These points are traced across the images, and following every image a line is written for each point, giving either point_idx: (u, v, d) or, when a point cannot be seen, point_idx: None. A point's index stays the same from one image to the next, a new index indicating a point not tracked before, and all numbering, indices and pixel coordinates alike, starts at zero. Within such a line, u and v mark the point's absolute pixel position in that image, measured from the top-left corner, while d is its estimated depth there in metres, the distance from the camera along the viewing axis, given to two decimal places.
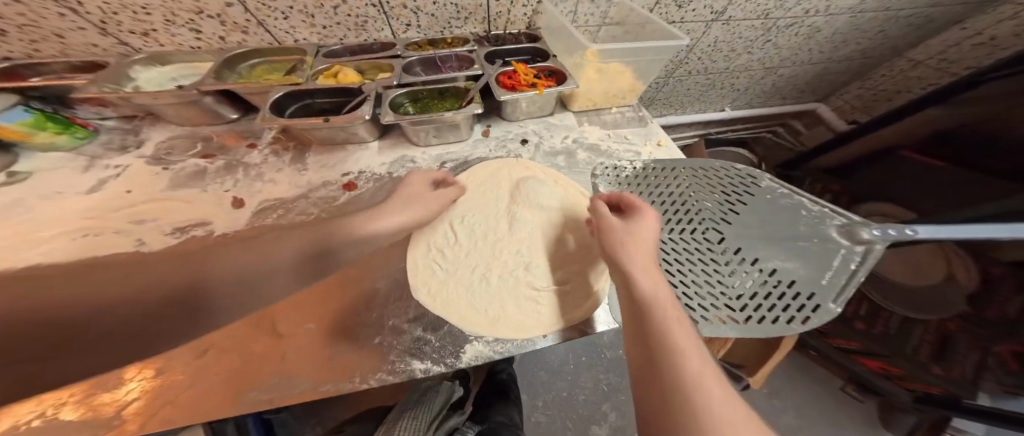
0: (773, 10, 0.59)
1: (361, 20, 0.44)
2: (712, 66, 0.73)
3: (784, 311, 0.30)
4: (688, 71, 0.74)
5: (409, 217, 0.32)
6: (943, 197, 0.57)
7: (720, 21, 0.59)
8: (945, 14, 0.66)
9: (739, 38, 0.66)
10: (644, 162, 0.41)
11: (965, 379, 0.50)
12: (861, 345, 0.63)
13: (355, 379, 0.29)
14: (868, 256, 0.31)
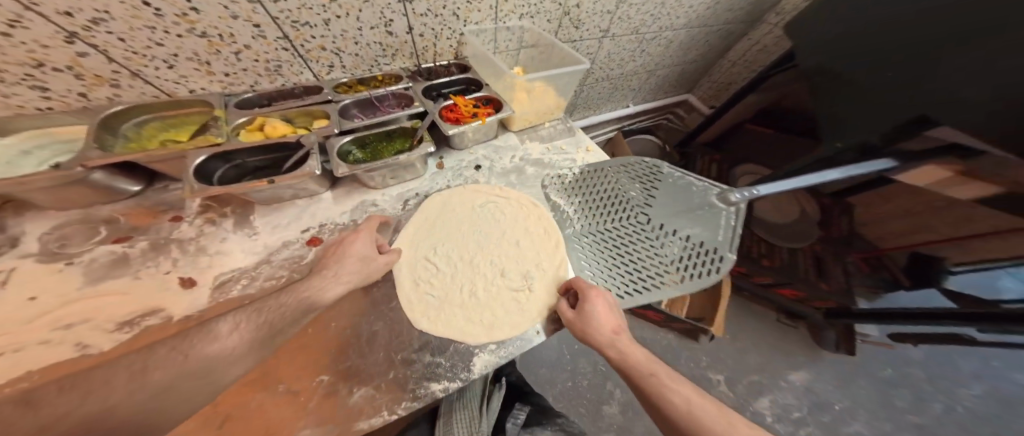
0: (640, 28, 0.75)
1: (273, 65, 0.41)
2: (611, 73, 0.89)
3: (705, 264, 0.40)
4: (596, 79, 0.88)
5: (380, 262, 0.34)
6: (780, 155, 0.80)
7: (607, 37, 0.73)
8: (737, 30, 0.93)
9: (624, 50, 0.81)
10: (580, 168, 0.50)
11: (840, 289, 0.83)
12: (771, 278, 0.89)
13: (383, 413, 0.28)
14: (739, 212, 0.44)
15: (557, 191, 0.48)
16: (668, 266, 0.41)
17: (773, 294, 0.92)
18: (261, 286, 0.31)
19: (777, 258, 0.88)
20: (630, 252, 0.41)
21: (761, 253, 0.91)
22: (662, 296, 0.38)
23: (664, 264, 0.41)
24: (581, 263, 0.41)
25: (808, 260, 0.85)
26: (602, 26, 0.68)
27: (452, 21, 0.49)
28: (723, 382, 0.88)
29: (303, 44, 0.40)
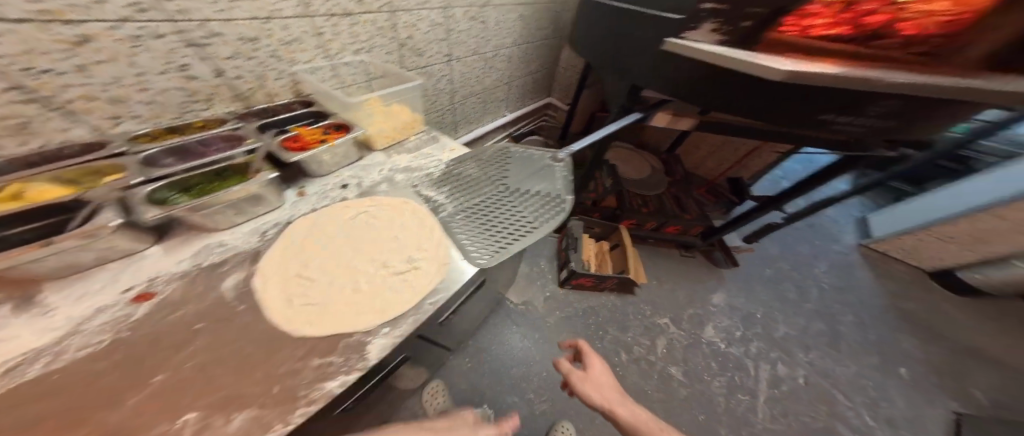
0: (477, 50, 0.92)
1: (22, 122, 0.34)
2: (474, 89, 1.05)
3: (555, 207, 0.52)
4: (463, 96, 1.02)
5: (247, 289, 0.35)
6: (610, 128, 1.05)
7: (454, 60, 0.86)
8: (553, 43, 1.24)
9: (475, 70, 0.98)
10: (445, 164, 0.58)
11: (697, 214, 1.35)
12: (653, 220, 1.32)
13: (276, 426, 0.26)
14: (568, 165, 0.59)
15: (428, 186, 0.54)
16: (530, 217, 0.51)
17: (664, 232, 1.37)
18: (74, 356, 0.28)
19: (650, 205, 1.34)
20: (499, 216, 0.50)
21: (640, 204, 1.35)
22: (530, 240, 0.47)
23: (527, 216, 0.51)
24: (458, 232, 0.47)
25: (671, 201, 1.40)
26: (443, 51, 0.81)
27: (276, 61, 0.52)
28: (669, 322, 1.27)
29: (53, 95, 0.35)
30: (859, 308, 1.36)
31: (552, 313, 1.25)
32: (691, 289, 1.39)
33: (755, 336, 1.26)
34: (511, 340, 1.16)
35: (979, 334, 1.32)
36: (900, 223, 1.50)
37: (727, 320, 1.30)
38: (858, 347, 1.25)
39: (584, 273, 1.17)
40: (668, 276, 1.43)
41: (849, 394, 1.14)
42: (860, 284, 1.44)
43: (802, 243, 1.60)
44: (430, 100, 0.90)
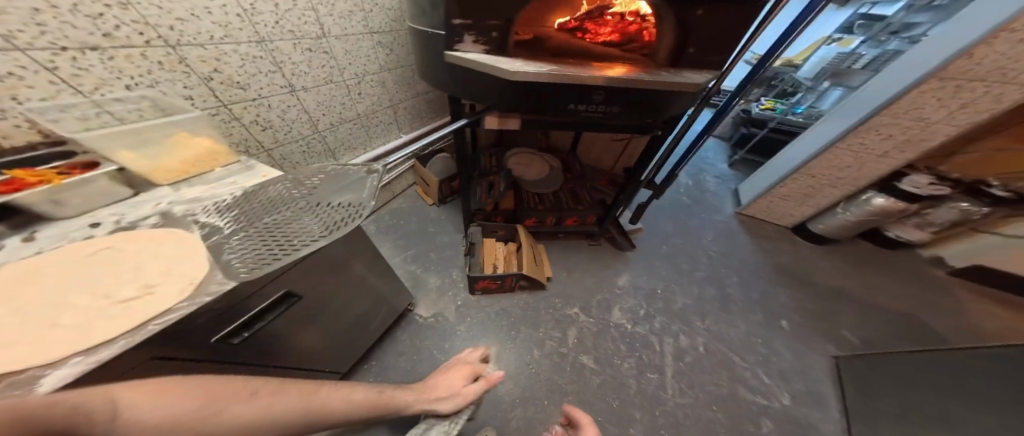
0: (331, 77, 0.96)
1: None
2: (344, 114, 1.08)
3: (352, 214, 0.55)
4: (331, 122, 1.05)
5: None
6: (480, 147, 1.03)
7: (298, 89, 0.89)
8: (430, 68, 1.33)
9: (335, 97, 1.02)
10: (244, 188, 0.58)
11: (588, 205, 1.52)
12: (550, 215, 1.47)
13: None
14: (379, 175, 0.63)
15: (209, 214, 0.53)
16: (323, 228, 0.52)
17: (564, 226, 1.52)
18: None
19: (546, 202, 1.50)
20: (286, 231, 0.51)
21: (537, 202, 1.50)
22: (311, 248, 0.49)
23: (319, 228, 0.52)
24: (228, 249, 0.47)
25: (566, 196, 1.57)
26: (281, 81, 0.84)
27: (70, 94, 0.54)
28: (578, 311, 1.34)
29: None
30: (741, 271, 1.57)
31: (464, 321, 1.25)
32: (599, 275, 1.50)
33: (656, 310, 1.37)
34: (419, 358, 1.13)
35: (831, 276, 1.58)
36: (755, 190, 1.83)
37: (632, 300, 1.40)
38: (745, 308, 1.41)
39: (481, 274, 1.23)
40: (578, 268, 1.52)
41: (742, 353, 1.26)
42: (739, 250, 1.69)
43: (693, 221, 1.84)
44: (278, 132, 0.90)
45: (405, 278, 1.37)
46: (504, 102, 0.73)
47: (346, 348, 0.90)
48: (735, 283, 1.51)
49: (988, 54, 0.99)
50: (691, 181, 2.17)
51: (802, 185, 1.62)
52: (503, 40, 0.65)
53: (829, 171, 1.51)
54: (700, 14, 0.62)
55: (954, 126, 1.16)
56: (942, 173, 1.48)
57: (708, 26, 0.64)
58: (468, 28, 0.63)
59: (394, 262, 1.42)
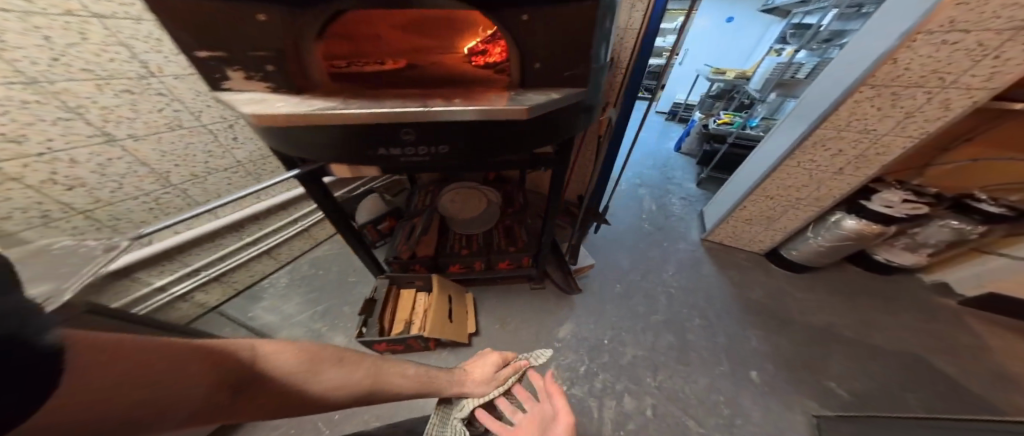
0: (178, 124, 0.90)
1: None
2: (210, 163, 1.02)
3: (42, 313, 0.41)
4: (191, 173, 0.99)
5: None
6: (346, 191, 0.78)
7: (122, 139, 0.82)
8: None
9: (190, 145, 0.95)
10: None
11: (522, 245, 1.35)
12: (478, 259, 1.30)
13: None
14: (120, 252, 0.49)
15: None
16: None
17: (497, 269, 1.35)
18: None
19: (475, 245, 1.36)
20: None
21: (464, 246, 1.35)
22: None
23: None
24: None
25: (500, 234, 1.41)
26: (88, 130, 0.76)
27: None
28: None
29: None
30: (706, 309, 1.36)
31: None
32: (539, 323, 1.31)
33: (600, 368, 1.14)
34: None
35: (815, 310, 1.36)
36: (720, 211, 1.69)
37: (572, 355, 1.19)
38: (708, 356, 1.18)
39: (375, 339, 1.03)
40: (514, 317, 1.33)
41: (702, 419, 1.01)
42: (703, 282, 1.49)
43: (651, 252, 1.67)
44: (96, 190, 0.82)
45: (304, 339, 1.16)
46: (319, 150, 0.59)
47: None
48: (697, 326, 1.29)
49: (914, 58, 0.88)
50: (655, 206, 2.02)
51: (764, 206, 1.48)
52: (284, 76, 0.52)
53: (788, 190, 1.38)
54: (528, 20, 0.53)
55: (907, 136, 1.03)
56: (918, 187, 1.31)
57: (543, 34, 0.55)
58: (226, 61, 0.50)
59: (295, 320, 1.21)
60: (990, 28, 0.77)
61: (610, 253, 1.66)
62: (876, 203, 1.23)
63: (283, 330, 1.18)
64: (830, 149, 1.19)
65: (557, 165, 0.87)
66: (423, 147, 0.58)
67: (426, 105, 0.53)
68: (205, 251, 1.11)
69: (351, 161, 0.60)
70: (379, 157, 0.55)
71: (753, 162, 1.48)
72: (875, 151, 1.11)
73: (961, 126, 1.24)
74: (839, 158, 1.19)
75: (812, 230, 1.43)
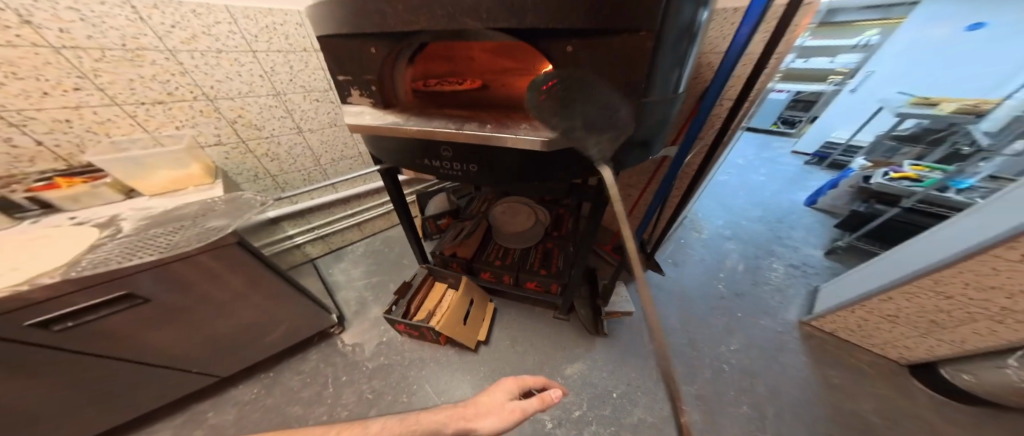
0: (335, 121, 1.42)
1: None
2: (346, 153, 1.54)
3: (196, 233, 0.66)
4: (332, 159, 1.51)
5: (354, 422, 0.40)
6: (403, 203, 1.13)
7: (303, 130, 1.34)
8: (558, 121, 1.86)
9: (337, 138, 1.46)
10: (176, 205, 0.79)
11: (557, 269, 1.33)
12: (509, 273, 1.34)
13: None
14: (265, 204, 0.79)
15: (138, 220, 0.71)
16: (163, 250, 0.61)
17: (528, 290, 1.37)
18: None
19: (509, 257, 1.42)
20: (156, 238, 0.64)
21: (500, 255, 1.43)
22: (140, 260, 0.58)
23: (164, 248, 0.62)
24: (101, 248, 0.60)
25: (537, 253, 1.44)
26: (291, 124, 1.29)
27: (140, 130, 0.97)
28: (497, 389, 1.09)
29: None
30: (765, 402, 1.07)
31: (376, 358, 1.13)
32: (549, 354, 1.24)
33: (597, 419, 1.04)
34: (318, 384, 1.04)
35: None
36: (845, 296, 1.21)
37: (570, 396, 1.10)
38: None
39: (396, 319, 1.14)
40: (527, 340, 1.29)
41: None
42: (771, 368, 1.17)
43: (714, 315, 1.38)
44: (283, 162, 1.34)
45: (353, 303, 1.38)
46: (397, 151, 0.77)
47: (259, 356, 0.96)
48: (741, 416, 1.04)
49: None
50: (743, 267, 1.61)
51: (920, 306, 0.98)
52: (381, 94, 0.75)
53: (990, 292, 0.83)
54: (572, 50, 0.59)
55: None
56: None
57: (584, 65, 0.61)
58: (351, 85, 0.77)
59: (354, 284, 1.50)
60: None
61: (658, 306, 1.44)
62: None
63: (344, 289, 1.47)
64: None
65: (597, 197, 0.95)
66: (457, 165, 0.72)
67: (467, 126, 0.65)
68: (320, 216, 1.58)
69: (415, 166, 0.77)
70: (424, 165, 0.74)
71: (926, 248, 0.94)
72: None
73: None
74: None
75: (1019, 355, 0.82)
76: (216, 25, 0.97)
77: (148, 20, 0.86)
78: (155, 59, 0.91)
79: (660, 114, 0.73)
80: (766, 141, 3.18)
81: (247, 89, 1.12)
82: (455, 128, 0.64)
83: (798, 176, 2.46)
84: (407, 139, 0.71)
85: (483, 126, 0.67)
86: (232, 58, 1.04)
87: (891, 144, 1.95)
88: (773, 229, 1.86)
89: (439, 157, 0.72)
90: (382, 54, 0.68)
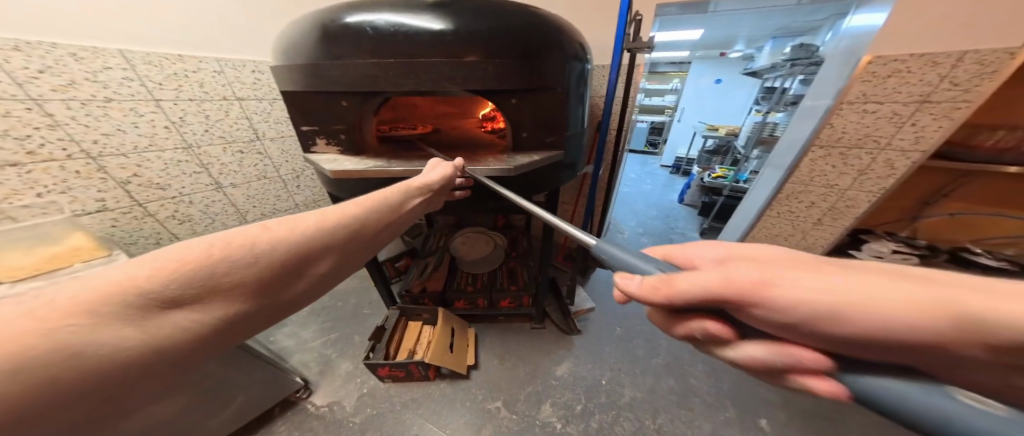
0: (266, 174, 1.25)
1: None
2: (280, 207, 1.36)
3: None
4: (262, 214, 1.31)
5: (300, 245, 0.34)
6: None
7: (222, 186, 1.14)
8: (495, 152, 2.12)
9: (270, 191, 1.29)
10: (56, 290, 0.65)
11: (527, 283, 1.46)
12: (482, 297, 1.40)
13: (311, 238, 0.35)
14: None
15: None
16: None
17: (502, 309, 1.44)
18: None
19: (479, 281, 1.48)
20: None
21: (469, 281, 1.48)
22: None
23: None
24: None
25: (503, 271, 1.54)
26: (207, 180, 1.10)
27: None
28: (500, 407, 1.16)
29: None
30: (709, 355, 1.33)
31: (362, 411, 1.13)
32: (537, 362, 1.33)
33: (596, 408, 1.15)
34: None
35: None
36: None
37: (568, 393, 1.20)
38: (714, 402, 1.15)
39: (380, 361, 1.13)
40: (512, 354, 1.37)
41: None
42: None
43: None
44: (197, 224, 1.14)
45: (315, 363, 1.29)
46: (371, 193, 0.82)
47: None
48: (700, 372, 1.26)
49: (847, 122, 0.95)
50: None
51: None
52: (350, 141, 0.81)
53: (775, 239, 1.32)
54: (516, 102, 0.79)
55: (869, 192, 1.03)
56: (904, 240, 1.30)
57: (527, 113, 0.81)
58: (316, 133, 0.81)
59: (310, 346, 1.37)
60: (898, 101, 0.87)
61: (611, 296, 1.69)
62: (865, 253, 1.22)
63: (297, 354, 1.33)
64: (805, 201, 1.16)
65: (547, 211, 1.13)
66: None
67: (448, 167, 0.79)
68: None
69: None
70: None
71: (745, 213, 1.43)
72: (842, 203, 1.09)
73: (931, 182, 1.23)
74: (830, 197, 1.10)
75: None
76: (105, 70, 0.82)
77: (4, 64, 0.69)
78: (10, 109, 0.72)
79: (576, 144, 0.98)
80: (643, 157, 4.16)
81: (146, 144, 0.94)
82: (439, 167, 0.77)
83: (670, 180, 3.33)
84: (390, 179, 0.79)
85: (462, 162, 0.82)
86: (127, 108, 0.87)
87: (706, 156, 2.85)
88: (667, 223, 2.39)
89: None
90: (357, 106, 0.76)
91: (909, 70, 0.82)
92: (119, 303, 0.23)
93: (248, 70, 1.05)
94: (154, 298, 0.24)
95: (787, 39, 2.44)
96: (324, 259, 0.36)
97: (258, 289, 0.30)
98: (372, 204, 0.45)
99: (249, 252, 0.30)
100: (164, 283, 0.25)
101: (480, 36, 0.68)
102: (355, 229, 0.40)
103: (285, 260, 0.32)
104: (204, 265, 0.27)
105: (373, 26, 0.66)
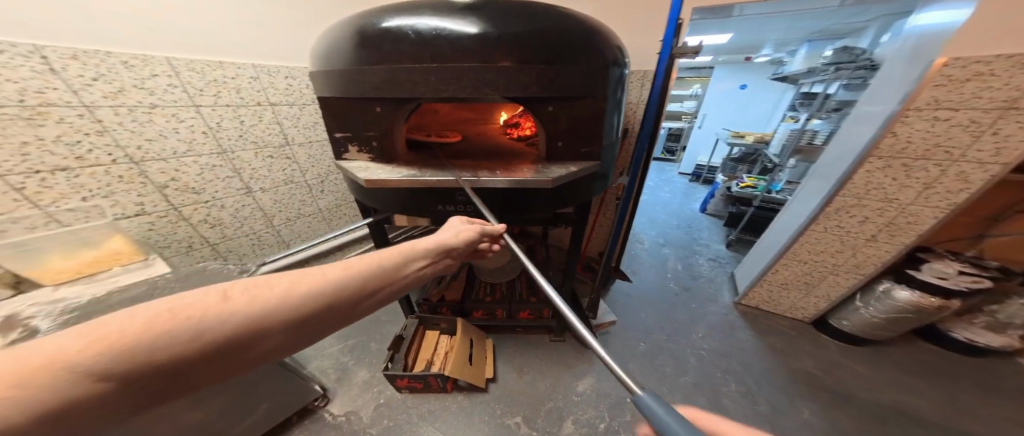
0: (292, 179, 1.26)
1: None
2: (304, 211, 1.36)
3: None
4: (287, 219, 1.32)
5: (265, 321, 0.24)
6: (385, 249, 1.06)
7: (251, 191, 1.16)
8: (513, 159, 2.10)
9: (295, 195, 1.30)
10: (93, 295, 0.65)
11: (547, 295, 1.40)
12: (501, 308, 1.36)
13: (282, 315, 0.25)
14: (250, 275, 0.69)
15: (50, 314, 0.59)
16: None
17: (521, 321, 1.39)
18: None
19: (498, 291, 1.43)
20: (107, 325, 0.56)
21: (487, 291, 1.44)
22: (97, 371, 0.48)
23: None
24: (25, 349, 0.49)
25: (523, 281, 1.49)
26: (238, 185, 1.12)
27: (26, 206, 0.76)
28: (519, 423, 1.10)
29: None
30: (745, 376, 1.23)
31: (378, 423, 1.10)
32: (557, 376, 1.27)
33: (622, 428, 1.08)
34: None
35: (882, 384, 1.17)
36: (749, 277, 1.56)
37: (591, 411, 1.14)
38: None
39: (399, 373, 1.10)
40: (531, 367, 1.31)
41: None
42: (739, 347, 1.37)
43: (677, 309, 1.60)
44: (226, 228, 1.15)
45: (332, 370, 1.27)
46: (399, 201, 0.80)
47: None
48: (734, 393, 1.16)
49: (914, 131, 0.88)
50: (681, 266, 1.95)
51: (795, 272, 1.32)
52: (381, 149, 0.80)
53: (819, 255, 1.22)
54: (553, 109, 0.76)
55: (934, 207, 0.94)
56: (974, 259, 1.15)
57: (564, 120, 0.78)
58: (349, 140, 0.80)
59: (328, 352, 1.36)
60: (975, 107, 0.80)
61: (634, 310, 1.61)
62: (926, 272, 1.11)
63: (315, 359, 1.32)
64: (857, 216, 1.07)
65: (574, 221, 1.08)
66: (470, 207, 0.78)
67: (479, 176, 0.76)
68: None
69: (424, 212, 0.80)
70: (438, 210, 0.79)
71: (784, 224, 1.34)
72: (901, 218, 1.00)
73: (1004, 196, 1.11)
74: (886, 211, 1.01)
75: (860, 298, 1.24)
76: (152, 77, 0.84)
77: (62, 73, 0.72)
78: (64, 116, 0.75)
79: (610, 153, 0.93)
80: (661, 164, 4.06)
81: (185, 148, 0.96)
82: (472, 176, 0.74)
83: (690, 188, 3.22)
84: (420, 188, 0.77)
85: (494, 171, 0.79)
86: (169, 114, 0.90)
87: (732, 163, 2.74)
88: (690, 233, 2.29)
89: (453, 201, 0.78)
90: (390, 113, 0.74)
91: (993, 72, 0.74)
92: (34, 379, 0.16)
93: (282, 76, 1.08)
94: (73, 374, 0.17)
95: (824, 43, 2.33)
96: (279, 341, 0.26)
97: (189, 370, 0.22)
98: (378, 266, 0.33)
99: (186, 331, 0.21)
100: (90, 355, 0.18)
101: (523, 42, 0.66)
102: (342, 303, 0.29)
103: (230, 339, 0.23)
104: (143, 330, 0.20)
105: (415, 30, 0.64)
